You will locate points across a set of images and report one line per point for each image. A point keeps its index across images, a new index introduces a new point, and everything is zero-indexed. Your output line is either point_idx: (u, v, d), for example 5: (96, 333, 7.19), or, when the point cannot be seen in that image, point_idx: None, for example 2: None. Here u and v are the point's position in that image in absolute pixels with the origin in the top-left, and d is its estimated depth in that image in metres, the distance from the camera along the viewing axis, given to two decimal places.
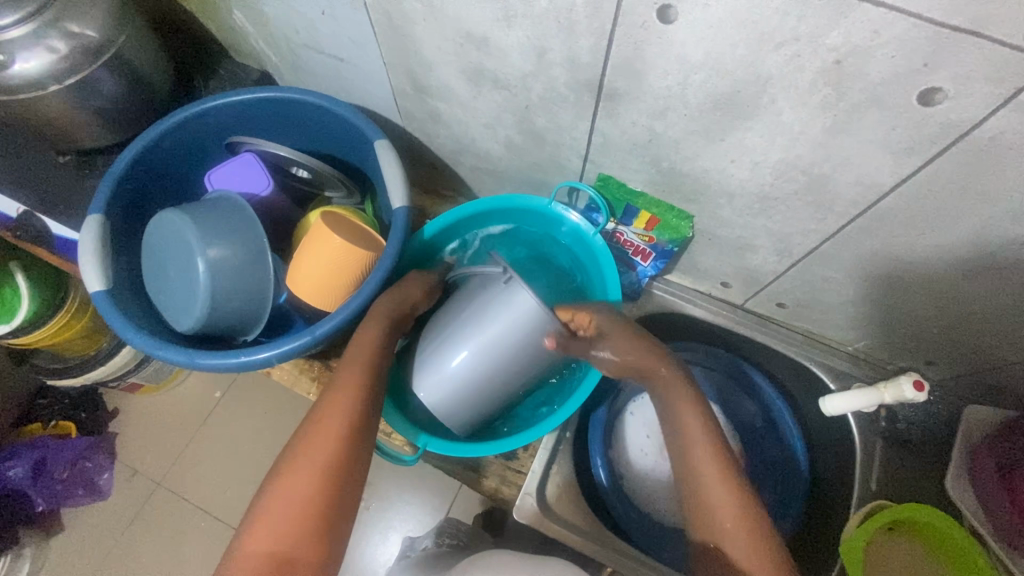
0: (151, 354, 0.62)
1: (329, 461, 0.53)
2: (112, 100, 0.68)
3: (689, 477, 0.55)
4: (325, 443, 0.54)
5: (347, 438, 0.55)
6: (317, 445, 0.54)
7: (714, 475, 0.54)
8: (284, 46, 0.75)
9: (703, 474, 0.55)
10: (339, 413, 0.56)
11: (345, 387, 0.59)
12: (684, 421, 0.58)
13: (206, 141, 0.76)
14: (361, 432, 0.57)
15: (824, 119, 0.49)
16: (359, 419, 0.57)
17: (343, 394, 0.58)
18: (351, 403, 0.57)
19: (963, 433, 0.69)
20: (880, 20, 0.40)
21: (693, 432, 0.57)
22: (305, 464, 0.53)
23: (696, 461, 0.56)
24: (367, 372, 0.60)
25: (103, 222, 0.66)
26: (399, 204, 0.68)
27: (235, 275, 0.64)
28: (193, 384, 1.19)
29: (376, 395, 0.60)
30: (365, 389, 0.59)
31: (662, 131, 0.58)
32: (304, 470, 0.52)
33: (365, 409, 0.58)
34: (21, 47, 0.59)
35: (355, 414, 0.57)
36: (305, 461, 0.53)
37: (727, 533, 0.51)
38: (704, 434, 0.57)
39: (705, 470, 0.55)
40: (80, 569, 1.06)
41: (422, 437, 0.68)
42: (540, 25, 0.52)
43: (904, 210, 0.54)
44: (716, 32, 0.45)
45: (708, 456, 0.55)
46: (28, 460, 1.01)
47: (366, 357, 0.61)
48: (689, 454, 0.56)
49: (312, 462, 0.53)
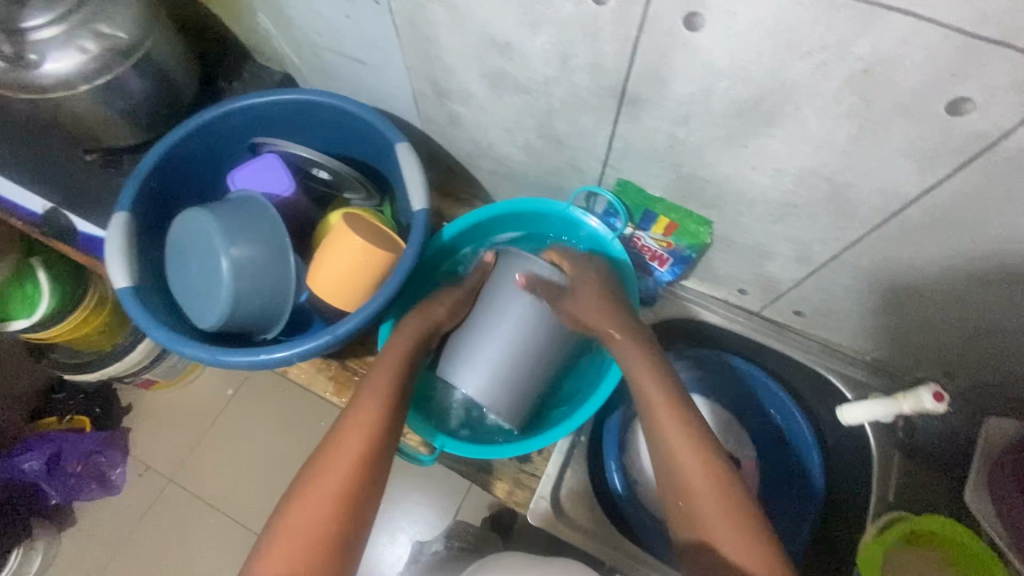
0: (173, 350, 0.63)
1: (352, 475, 0.54)
2: (139, 100, 0.69)
3: (676, 479, 0.55)
4: (348, 456, 0.55)
5: (370, 451, 0.56)
6: (341, 458, 0.55)
7: (695, 472, 0.55)
8: (307, 49, 0.76)
9: (686, 474, 0.55)
10: (363, 426, 0.57)
11: (370, 399, 0.59)
12: (662, 421, 0.58)
13: (229, 141, 0.77)
14: (385, 446, 0.57)
15: (849, 127, 0.49)
16: (383, 433, 0.57)
17: (368, 407, 0.59)
18: (376, 416, 0.58)
19: (982, 447, 0.68)
20: (909, 29, 0.40)
21: (671, 430, 0.57)
22: (328, 476, 0.53)
23: (679, 462, 0.56)
24: (393, 385, 0.61)
25: (129, 219, 0.67)
26: (419, 206, 0.68)
27: (258, 274, 0.65)
28: (207, 381, 1.20)
29: (401, 409, 0.61)
30: (391, 403, 0.60)
31: (683, 138, 0.59)
32: (326, 482, 0.53)
33: (387, 426, 0.58)
34: (53, 47, 0.61)
35: (379, 428, 0.57)
36: (328, 473, 0.53)
37: (716, 531, 0.51)
38: (683, 432, 0.57)
39: (688, 469, 0.55)
40: (93, 562, 1.08)
41: (439, 436, 0.68)
42: (565, 31, 0.53)
43: (928, 219, 0.54)
44: (742, 39, 0.45)
45: (689, 455, 0.55)
46: (44, 453, 1.02)
47: (392, 371, 0.62)
48: (670, 453, 0.57)
49: (335, 476, 0.53)
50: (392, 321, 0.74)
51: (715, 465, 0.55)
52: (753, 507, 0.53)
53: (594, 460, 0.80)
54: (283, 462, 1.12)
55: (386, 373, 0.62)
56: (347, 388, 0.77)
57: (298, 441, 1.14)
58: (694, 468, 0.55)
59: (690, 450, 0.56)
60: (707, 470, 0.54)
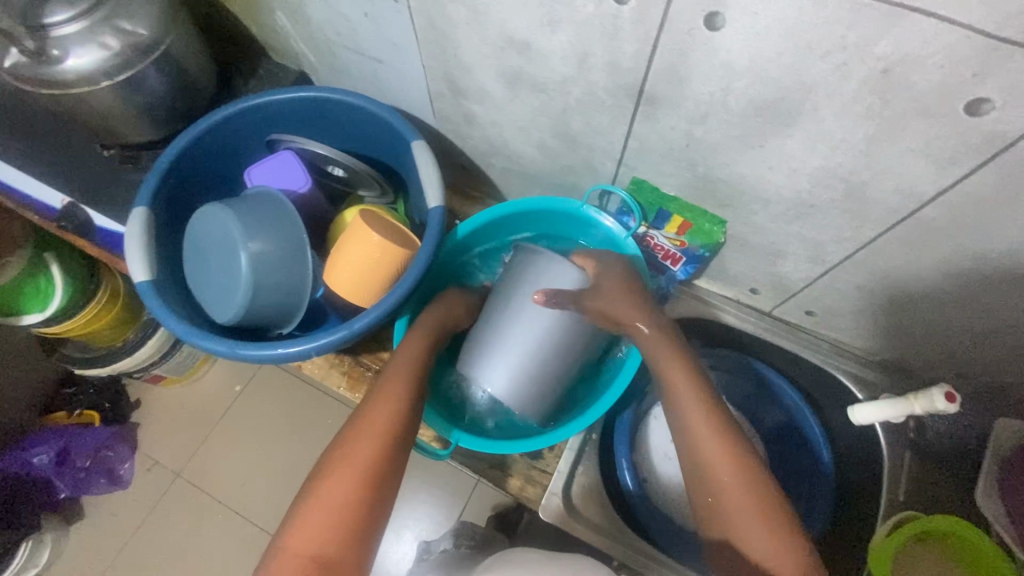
0: (191, 343, 0.63)
1: (373, 464, 0.54)
2: (158, 96, 0.69)
3: (707, 478, 0.56)
4: (370, 445, 0.55)
5: (390, 440, 0.56)
6: (362, 447, 0.55)
7: (728, 472, 0.55)
8: (324, 46, 0.77)
9: (719, 475, 0.55)
10: (384, 415, 0.57)
11: (390, 388, 0.60)
12: (690, 417, 0.58)
13: (246, 138, 0.78)
14: (404, 436, 0.58)
15: (867, 127, 0.49)
16: (403, 423, 0.58)
17: (388, 396, 0.59)
18: (396, 405, 0.59)
19: (993, 443, 0.69)
20: (930, 30, 0.40)
21: (700, 427, 0.58)
22: (350, 465, 0.54)
23: (710, 460, 0.56)
24: (412, 375, 0.62)
25: (148, 214, 0.68)
26: (435, 203, 0.69)
27: (276, 269, 0.66)
28: (217, 377, 1.20)
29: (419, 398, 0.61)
30: (410, 392, 0.60)
31: (700, 137, 0.59)
32: (348, 471, 0.53)
33: (409, 413, 0.59)
34: (76, 43, 0.61)
35: (399, 417, 0.58)
36: (349, 462, 0.54)
37: (750, 533, 0.53)
38: (713, 429, 0.57)
39: (719, 469, 0.56)
40: (103, 555, 1.09)
41: (456, 431, 0.69)
42: (585, 30, 0.53)
43: (943, 220, 0.54)
44: (762, 39, 0.46)
45: (721, 454, 0.56)
46: (54, 447, 1.03)
47: (411, 361, 0.63)
48: (700, 452, 0.57)
49: (357, 465, 0.54)
50: (407, 317, 0.74)
51: (746, 462, 0.56)
52: (784, 505, 0.54)
53: (604, 458, 0.81)
54: (292, 459, 1.13)
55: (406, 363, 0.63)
56: (360, 383, 0.77)
57: (307, 437, 1.14)
58: (727, 467, 0.55)
59: (722, 449, 0.56)
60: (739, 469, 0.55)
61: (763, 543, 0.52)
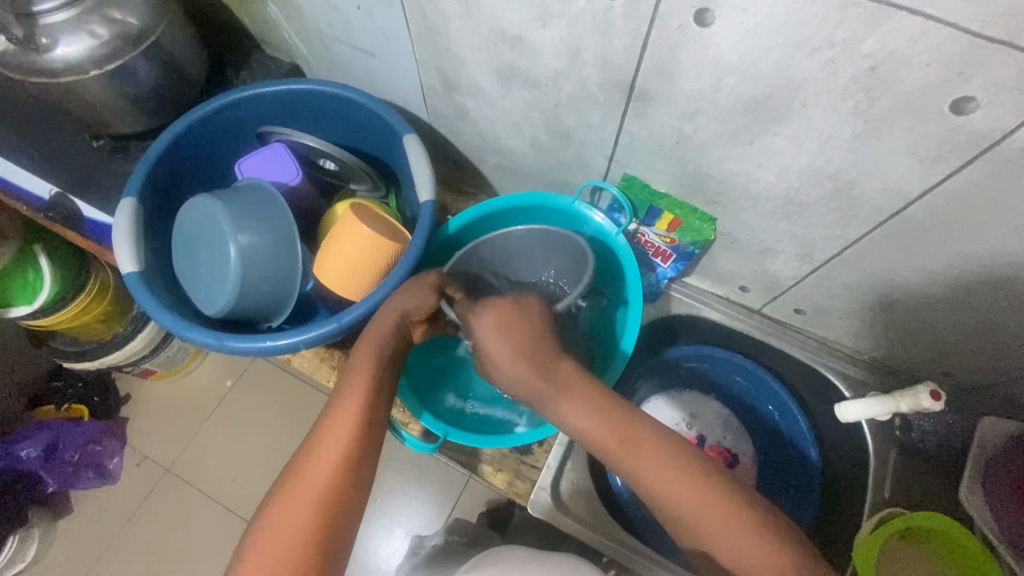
0: (178, 335, 0.63)
1: (332, 481, 0.50)
2: (148, 87, 0.69)
3: (672, 509, 0.51)
4: (327, 462, 0.51)
5: (352, 453, 0.52)
6: (320, 463, 0.51)
7: (693, 495, 0.50)
8: (316, 40, 0.76)
9: (685, 505, 0.50)
10: (342, 429, 0.53)
11: (348, 398, 0.55)
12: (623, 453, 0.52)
13: (237, 130, 0.78)
14: (367, 447, 0.53)
15: (854, 125, 0.50)
16: (365, 434, 0.54)
17: (347, 407, 0.55)
18: (355, 417, 0.54)
19: (978, 441, 0.69)
20: (916, 28, 0.41)
21: (643, 461, 0.52)
22: (306, 484, 0.50)
23: (664, 491, 0.51)
24: (373, 382, 0.57)
25: (137, 205, 0.67)
26: (426, 198, 0.69)
27: (265, 262, 0.65)
28: (207, 371, 1.20)
29: (383, 404, 0.57)
30: (372, 400, 0.56)
31: (690, 134, 0.59)
32: (305, 490, 0.50)
33: (370, 412, 0.55)
34: (63, 31, 0.61)
35: (360, 428, 0.54)
36: (306, 480, 0.50)
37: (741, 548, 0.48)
38: (656, 458, 0.52)
39: (679, 496, 0.50)
40: (90, 550, 1.08)
41: (425, 414, 0.70)
42: (576, 25, 0.53)
43: (929, 219, 0.55)
44: (752, 36, 0.46)
45: (673, 478, 0.51)
46: (42, 441, 1.02)
47: (372, 366, 0.57)
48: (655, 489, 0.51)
49: (314, 483, 0.50)
50: None
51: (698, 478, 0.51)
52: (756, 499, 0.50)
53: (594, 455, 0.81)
54: (281, 454, 1.13)
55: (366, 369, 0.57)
56: None
57: (297, 434, 1.14)
58: (689, 491, 0.50)
59: (676, 477, 0.51)
60: (699, 488, 0.50)
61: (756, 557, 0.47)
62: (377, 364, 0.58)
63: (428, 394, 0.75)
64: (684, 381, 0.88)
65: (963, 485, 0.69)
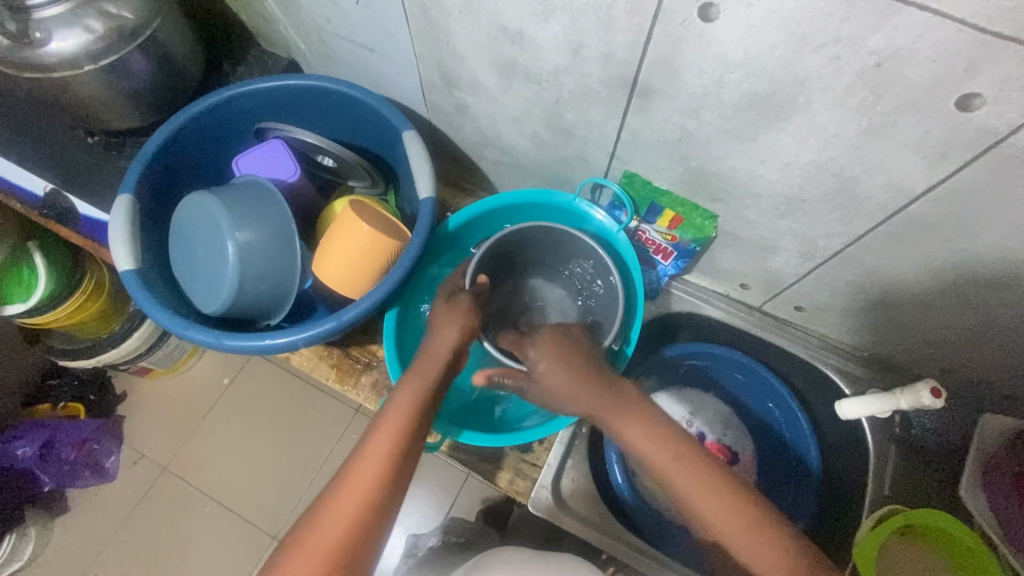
0: (176, 334, 0.62)
1: (363, 510, 0.49)
2: (144, 82, 0.68)
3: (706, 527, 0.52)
4: (360, 488, 0.50)
5: (386, 482, 0.51)
6: (352, 489, 0.50)
7: (730, 519, 0.50)
8: (315, 34, 0.76)
9: (718, 527, 0.51)
10: (378, 455, 0.52)
11: (387, 424, 0.54)
12: (667, 470, 0.53)
13: (234, 125, 0.77)
14: (398, 478, 0.52)
15: (859, 122, 0.49)
16: (399, 464, 0.52)
17: (384, 435, 0.53)
18: (392, 444, 0.53)
19: (977, 445, 0.70)
20: (925, 24, 0.40)
21: (683, 483, 0.52)
22: (337, 510, 0.49)
23: (701, 509, 0.51)
24: (414, 409, 0.55)
25: (133, 202, 0.66)
26: (426, 195, 0.68)
27: (263, 259, 0.65)
28: (204, 369, 1.19)
29: (421, 436, 0.55)
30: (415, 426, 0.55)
31: (692, 130, 0.59)
32: (336, 516, 0.49)
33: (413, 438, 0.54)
34: (58, 25, 0.60)
35: (394, 456, 0.52)
36: (337, 506, 0.49)
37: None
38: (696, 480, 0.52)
39: (714, 518, 0.51)
40: (86, 549, 1.07)
41: (465, 432, 0.68)
42: (579, 20, 0.53)
43: (932, 215, 0.54)
44: (757, 31, 0.46)
45: (709, 502, 0.51)
46: (37, 439, 1.01)
47: (415, 394, 0.56)
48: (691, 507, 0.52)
49: (344, 510, 0.49)
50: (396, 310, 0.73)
51: (735, 501, 0.51)
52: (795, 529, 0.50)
53: (594, 453, 0.81)
54: (280, 453, 1.12)
55: (407, 397, 0.56)
56: (349, 375, 0.78)
57: (296, 431, 1.13)
58: (724, 516, 0.51)
59: (715, 503, 0.51)
60: (736, 513, 0.51)
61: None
62: (420, 391, 0.57)
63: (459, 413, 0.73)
64: (684, 378, 0.88)
65: (963, 488, 0.69)
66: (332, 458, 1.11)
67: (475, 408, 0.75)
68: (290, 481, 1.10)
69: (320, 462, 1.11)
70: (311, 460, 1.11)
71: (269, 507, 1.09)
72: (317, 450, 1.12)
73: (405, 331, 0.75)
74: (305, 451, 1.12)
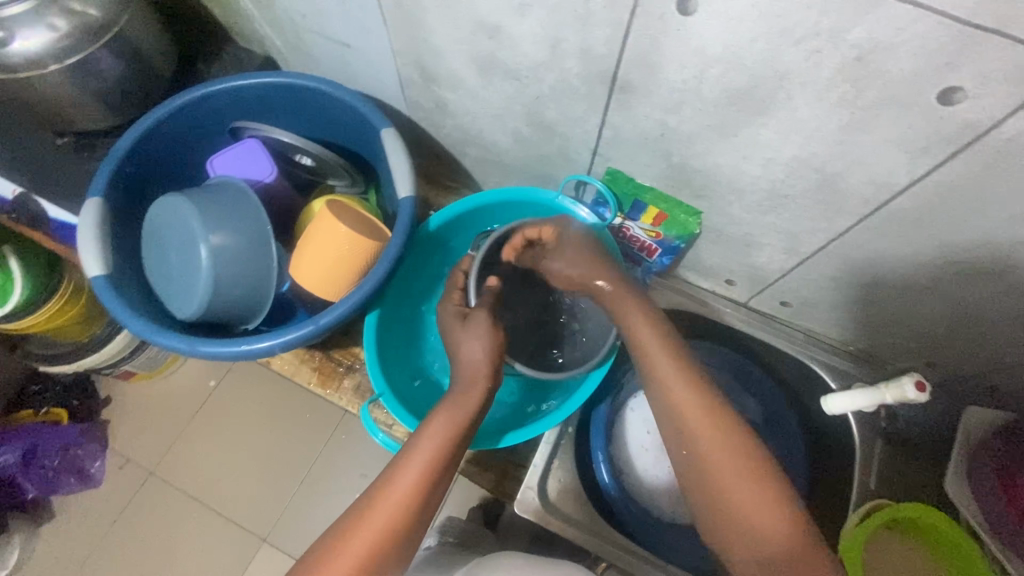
0: (149, 341, 0.61)
1: (392, 531, 0.49)
2: (113, 81, 0.66)
3: (698, 463, 0.53)
4: (389, 514, 0.49)
5: (426, 487, 0.52)
6: (379, 513, 0.49)
7: (726, 459, 0.52)
8: (290, 30, 0.74)
9: (711, 465, 0.52)
10: (405, 487, 0.51)
11: (422, 447, 0.54)
12: (682, 403, 0.55)
13: (208, 126, 0.75)
14: (425, 510, 0.51)
15: (840, 117, 0.48)
16: (426, 495, 0.51)
17: (429, 441, 0.54)
18: (423, 476, 0.52)
19: (962, 436, 0.69)
20: (905, 16, 0.39)
21: (692, 415, 0.54)
22: (363, 534, 0.48)
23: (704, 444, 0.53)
24: (449, 442, 0.55)
25: (103, 206, 0.65)
26: (405, 194, 0.67)
27: (238, 262, 0.63)
28: (186, 371, 1.17)
29: (461, 449, 0.56)
30: (456, 435, 0.55)
31: (674, 126, 0.58)
32: (363, 540, 0.48)
33: (457, 446, 0.55)
34: (21, 25, 0.58)
35: (422, 490, 0.51)
36: (365, 530, 0.49)
37: (750, 507, 0.50)
38: (705, 413, 0.54)
39: (713, 455, 0.52)
40: (69, 557, 1.06)
41: (504, 437, 0.68)
42: (557, 14, 0.52)
43: (914, 210, 0.54)
44: (736, 25, 0.45)
45: (709, 437, 0.53)
46: (18, 448, 1.00)
47: (450, 427, 0.55)
48: (689, 437, 0.54)
49: (370, 534, 0.48)
50: (377, 313, 0.71)
51: (736, 442, 0.52)
52: (782, 479, 0.52)
53: (580, 451, 0.80)
54: (268, 455, 1.11)
55: (438, 435, 0.54)
56: (331, 379, 0.77)
57: (284, 432, 1.12)
58: (727, 459, 0.52)
59: (719, 443, 0.52)
60: (735, 458, 0.52)
61: (757, 524, 0.50)
62: (469, 407, 0.57)
63: (495, 428, 0.73)
64: None
65: (946, 480, 0.69)
66: (321, 459, 1.10)
67: (507, 423, 0.75)
68: (277, 484, 1.09)
69: (309, 463, 1.10)
70: (300, 461, 1.10)
71: (259, 511, 1.07)
72: (307, 451, 1.11)
73: (386, 336, 0.74)
74: (293, 451, 1.11)
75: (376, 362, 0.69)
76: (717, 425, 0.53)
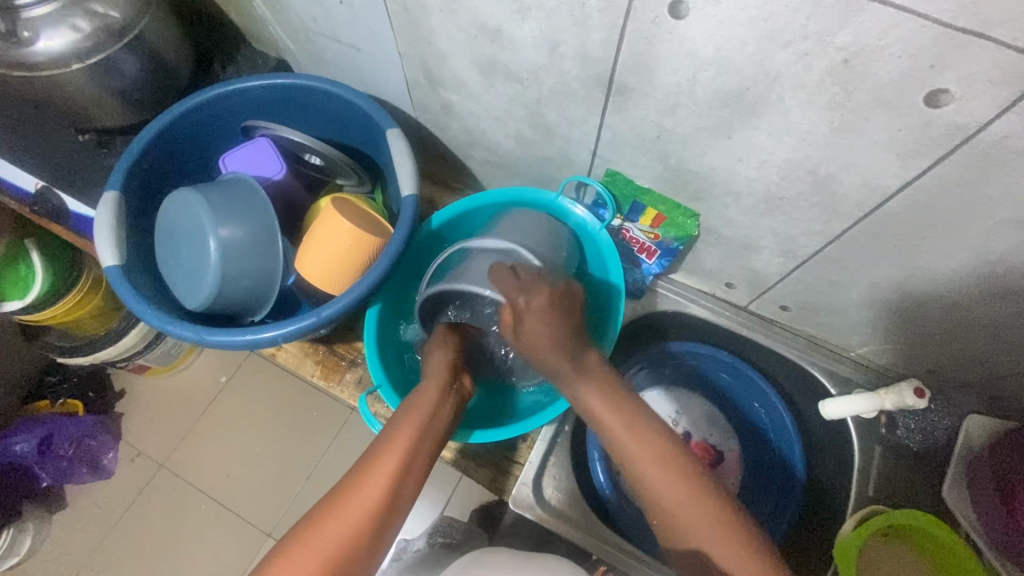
0: (158, 329, 0.63)
1: (361, 526, 0.49)
2: (133, 81, 0.69)
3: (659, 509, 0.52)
4: (369, 499, 0.51)
5: (395, 483, 0.53)
6: (349, 510, 0.50)
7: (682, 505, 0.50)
8: (302, 34, 0.76)
9: (684, 521, 0.50)
10: (378, 481, 0.52)
11: (391, 446, 0.55)
12: (637, 454, 0.53)
13: (222, 124, 0.78)
14: (399, 501, 0.52)
15: (831, 119, 0.49)
16: (398, 486, 0.53)
17: (400, 441, 0.55)
18: (392, 472, 0.53)
19: (963, 439, 0.69)
20: (889, 20, 0.40)
21: (645, 463, 0.53)
22: (332, 530, 0.49)
23: (660, 493, 0.52)
24: (416, 441, 0.56)
25: (120, 200, 0.68)
26: (408, 191, 0.68)
27: (244, 254, 0.65)
28: (200, 365, 1.19)
29: (429, 449, 0.57)
30: (422, 434, 0.57)
31: (670, 128, 0.59)
32: (331, 533, 0.49)
33: (424, 448, 0.57)
34: (46, 25, 0.61)
35: (395, 478, 0.53)
36: (344, 514, 0.50)
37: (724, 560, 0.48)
38: (653, 452, 0.53)
39: (676, 507, 0.51)
40: (79, 546, 1.08)
41: (474, 432, 0.68)
42: (554, 18, 0.53)
43: (908, 213, 0.54)
44: (726, 28, 0.46)
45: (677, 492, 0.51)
46: (34, 435, 1.02)
47: (415, 425, 0.57)
48: (659, 499, 0.52)
49: (340, 528, 0.49)
50: (378, 307, 0.73)
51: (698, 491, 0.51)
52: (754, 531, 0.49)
53: (578, 450, 0.81)
54: (277, 448, 1.13)
55: (406, 432, 0.56)
56: (334, 372, 0.79)
57: (290, 430, 1.14)
58: (695, 514, 0.50)
59: (685, 499, 0.50)
60: (702, 509, 0.50)
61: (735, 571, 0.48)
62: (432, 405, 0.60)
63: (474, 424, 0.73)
64: (671, 377, 0.86)
65: (946, 486, 0.69)
66: (326, 456, 1.12)
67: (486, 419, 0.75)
68: (283, 479, 1.11)
69: (315, 460, 1.11)
70: (306, 457, 1.12)
71: (264, 506, 1.09)
72: (313, 447, 1.12)
73: (390, 335, 0.76)
74: (300, 449, 1.12)
75: (376, 355, 0.71)
76: (676, 472, 0.52)
